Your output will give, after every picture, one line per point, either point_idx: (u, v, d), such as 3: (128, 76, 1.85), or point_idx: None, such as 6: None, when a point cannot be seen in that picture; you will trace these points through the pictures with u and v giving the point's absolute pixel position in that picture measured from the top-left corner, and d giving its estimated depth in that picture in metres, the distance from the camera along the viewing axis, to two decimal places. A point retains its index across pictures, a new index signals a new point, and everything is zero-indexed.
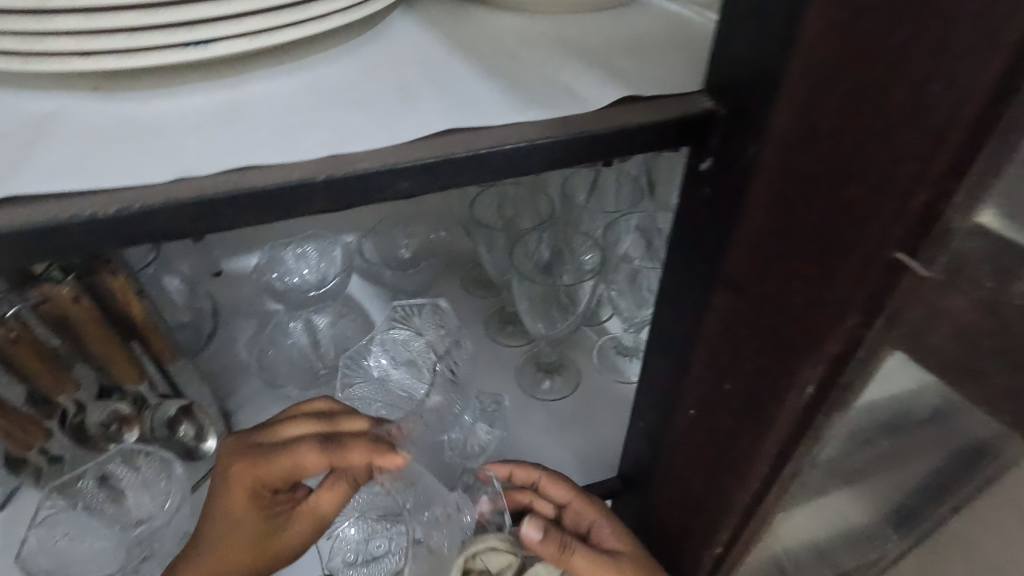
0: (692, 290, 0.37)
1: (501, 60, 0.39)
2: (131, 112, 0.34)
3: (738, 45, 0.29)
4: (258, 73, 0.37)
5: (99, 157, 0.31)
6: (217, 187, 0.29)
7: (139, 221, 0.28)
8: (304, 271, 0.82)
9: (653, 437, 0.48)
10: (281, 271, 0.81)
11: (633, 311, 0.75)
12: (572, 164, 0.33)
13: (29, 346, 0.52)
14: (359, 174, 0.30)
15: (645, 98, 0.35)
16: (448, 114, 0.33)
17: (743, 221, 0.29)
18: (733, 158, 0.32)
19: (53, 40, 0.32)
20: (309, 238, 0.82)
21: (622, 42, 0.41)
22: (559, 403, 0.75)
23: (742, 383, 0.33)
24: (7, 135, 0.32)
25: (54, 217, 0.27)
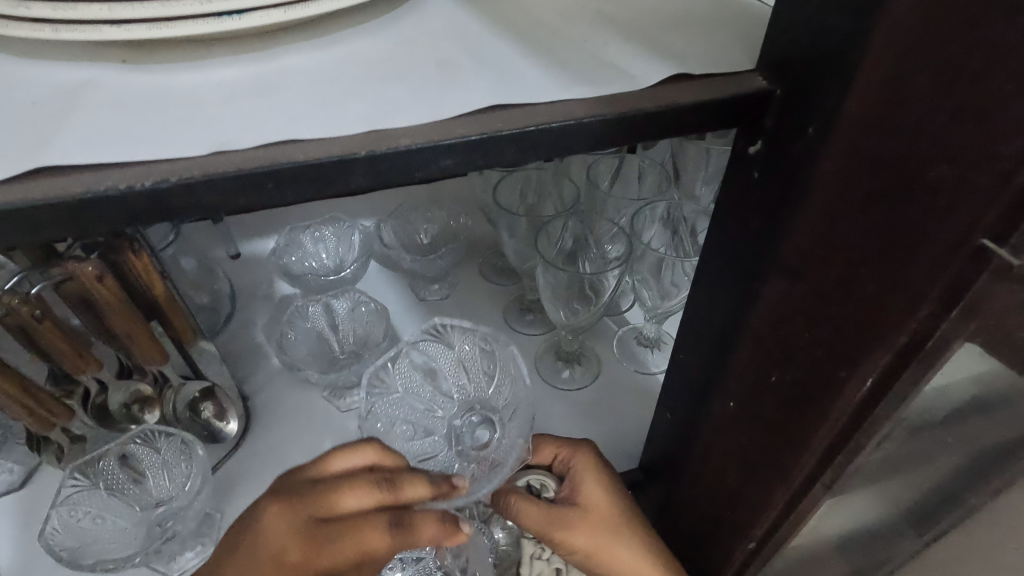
0: (739, 278, 0.36)
1: (543, 37, 0.38)
2: (163, 84, 0.33)
3: (805, 21, 0.27)
4: (292, 47, 0.36)
5: (133, 128, 0.30)
6: (256, 161, 0.27)
7: (176, 196, 0.27)
8: (322, 255, 0.82)
9: (685, 429, 0.47)
10: (300, 254, 0.81)
11: (658, 302, 0.72)
12: (620, 144, 0.32)
13: (53, 325, 0.50)
14: (402, 150, 0.29)
15: (697, 78, 0.33)
16: (491, 90, 0.32)
17: (808, 203, 0.29)
18: (791, 139, 0.30)
19: (86, 7, 0.30)
20: (327, 222, 0.82)
21: (665, 20, 0.40)
22: (580, 393, 0.74)
23: (795, 374, 0.32)
24: (39, 105, 0.31)
25: (88, 190, 0.26)
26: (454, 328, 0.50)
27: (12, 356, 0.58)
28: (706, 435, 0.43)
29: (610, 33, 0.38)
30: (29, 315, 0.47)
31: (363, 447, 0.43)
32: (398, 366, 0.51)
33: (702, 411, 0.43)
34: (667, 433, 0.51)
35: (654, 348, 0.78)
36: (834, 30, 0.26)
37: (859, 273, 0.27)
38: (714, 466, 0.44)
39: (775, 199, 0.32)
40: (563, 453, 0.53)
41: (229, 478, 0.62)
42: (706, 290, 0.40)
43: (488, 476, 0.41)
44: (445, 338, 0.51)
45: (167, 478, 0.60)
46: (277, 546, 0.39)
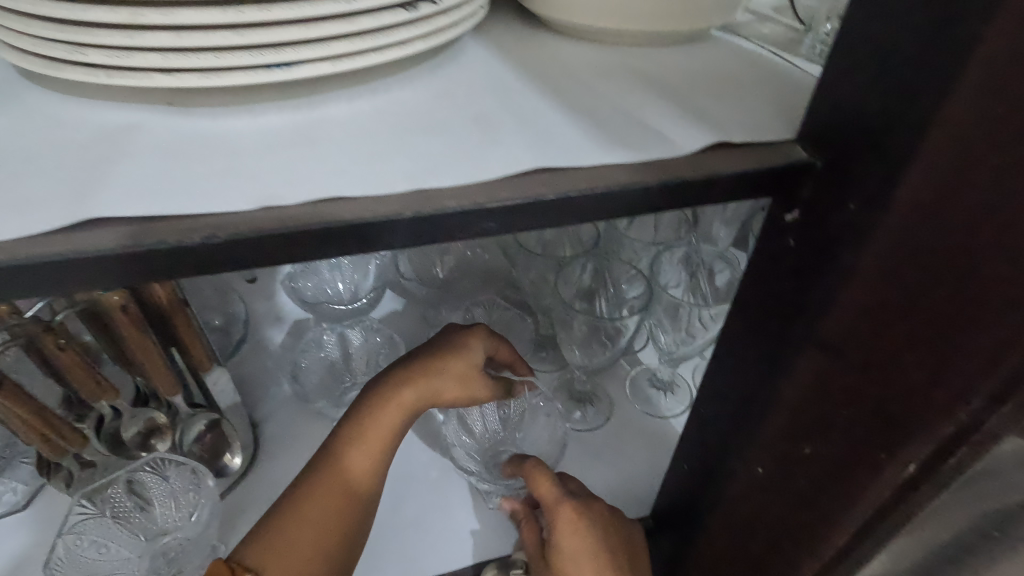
0: (770, 343, 0.36)
1: (587, 94, 0.38)
2: (207, 128, 0.34)
3: (846, 104, 0.28)
4: (335, 94, 0.37)
5: (181, 176, 0.30)
6: (305, 220, 0.27)
7: (225, 250, 0.27)
8: (338, 282, 0.82)
9: (706, 485, 0.47)
10: (316, 281, 0.81)
11: (675, 346, 0.72)
12: (660, 210, 0.32)
13: (73, 353, 0.49)
14: (447, 212, 0.29)
15: (738, 145, 0.34)
16: (535, 150, 0.32)
17: (851, 284, 0.29)
18: (826, 213, 0.31)
19: (141, 56, 0.31)
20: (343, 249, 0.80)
21: (699, 81, 0.41)
22: (592, 434, 0.72)
23: (827, 450, 0.32)
24: (90, 148, 0.32)
25: (137, 244, 0.26)
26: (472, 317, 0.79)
27: (26, 378, 0.58)
28: (728, 495, 0.43)
29: (652, 93, 0.39)
30: (54, 343, 0.47)
31: None
32: None
33: (725, 470, 0.43)
34: (683, 486, 0.51)
35: (668, 391, 0.78)
36: (885, 119, 0.27)
37: (900, 358, 0.27)
38: (737, 530, 0.43)
39: (811, 267, 0.32)
40: (556, 491, 0.52)
41: (234, 508, 0.60)
42: (733, 349, 0.41)
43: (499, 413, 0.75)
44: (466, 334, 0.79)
45: (174, 507, 0.58)
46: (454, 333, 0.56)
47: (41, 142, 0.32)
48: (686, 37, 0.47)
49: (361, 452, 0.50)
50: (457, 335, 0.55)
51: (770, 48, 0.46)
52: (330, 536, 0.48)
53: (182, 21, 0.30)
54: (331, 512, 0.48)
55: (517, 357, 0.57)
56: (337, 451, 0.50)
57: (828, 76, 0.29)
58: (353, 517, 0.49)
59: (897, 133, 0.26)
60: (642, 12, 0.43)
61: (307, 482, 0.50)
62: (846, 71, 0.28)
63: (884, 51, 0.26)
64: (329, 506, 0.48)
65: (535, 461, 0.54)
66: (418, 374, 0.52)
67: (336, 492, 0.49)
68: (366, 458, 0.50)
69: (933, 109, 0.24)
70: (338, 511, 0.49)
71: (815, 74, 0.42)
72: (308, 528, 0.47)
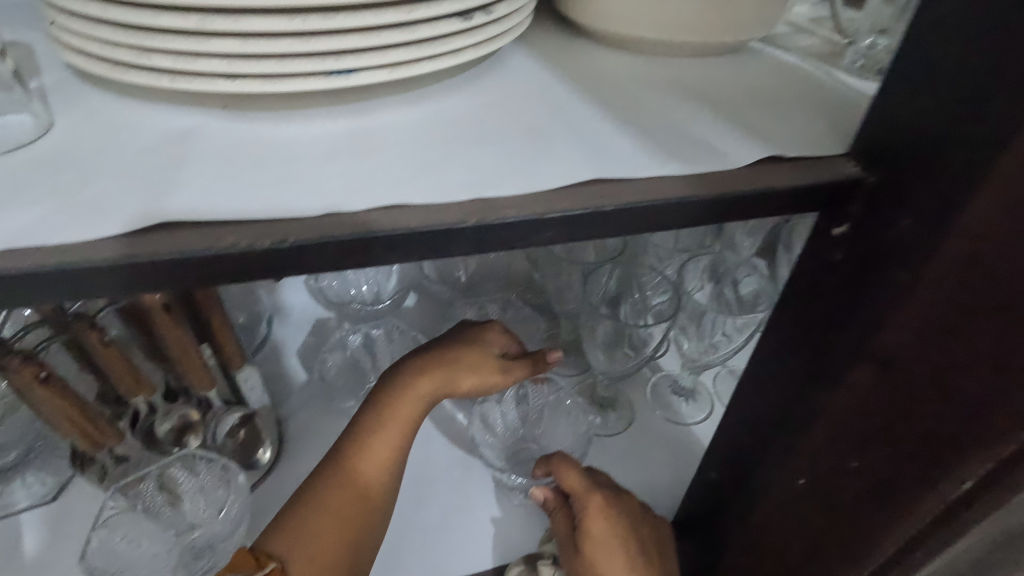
0: (817, 355, 0.37)
1: (633, 105, 0.39)
2: (265, 134, 0.35)
3: (907, 125, 0.29)
4: (386, 101, 0.38)
5: (245, 181, 0.30)
6: (369, 227, 0.28)
7: (292, 256, 0.28)
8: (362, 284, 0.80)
9: (738, 494, 0.47)
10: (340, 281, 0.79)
11: (699, 355, 0.75)
12: (712, 222, 0.32)
13: (117, 350, 0.49)
14: (507, 221, 0.29)
15: (790, 159, 0.34)
16: (589, 161, 0.32)
17: (912, 301, 0.30)
18: (881, 230, 0.32)
19: (205, 62, 0.32)
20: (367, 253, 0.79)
21: (743, 93, 0.41)
22: (613, 440, 0.72)
23: (878, 461, 0.33)
24: (153, 150, 0.33)
25: (210, 247, 0.27)
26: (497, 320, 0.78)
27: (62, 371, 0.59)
28: (764, 505, 0.43)
29: (698, 105, 0.39)
30: (98, 340, 0.47)
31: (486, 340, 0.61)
32: None
33: (761, 481, 0.43)
34: (712, 495, 0.51)
35: (689, 398, 0.78)
36: (948, 137, 0.27)
37: (965, 373, 0.27)
38: (772, 540, 0.43)
39: (864, 282, 0.33)
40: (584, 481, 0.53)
41: (261, 505, 0.61)
42: (771, 359, 0.41)
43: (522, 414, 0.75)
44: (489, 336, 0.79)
45: (203, 503, 0.59)
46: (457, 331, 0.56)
47: (104, 144, 0.33)
48: (726, 49, 0.48)
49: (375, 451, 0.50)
50: (459, 333, 0.54)
51: (810, 61, 0.47)
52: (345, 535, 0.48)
53: (249, 28, 0.30)
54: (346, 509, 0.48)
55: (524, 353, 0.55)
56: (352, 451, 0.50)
57: (887, 94, 0.30)
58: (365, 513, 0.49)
59: (965, 155, 0.26)
60: (685, 23, 0.44)
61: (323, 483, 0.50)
62: (908, 91, 0.28)
63: (951, 72, 0.26)
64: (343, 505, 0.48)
65: (562, 455, 0.55)
66: (417, 372, 0.51)
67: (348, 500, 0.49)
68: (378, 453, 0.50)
69: (1004, 135, 0.25)
70: (355, 505, 0.49)
71: (858, 89, 0.42)
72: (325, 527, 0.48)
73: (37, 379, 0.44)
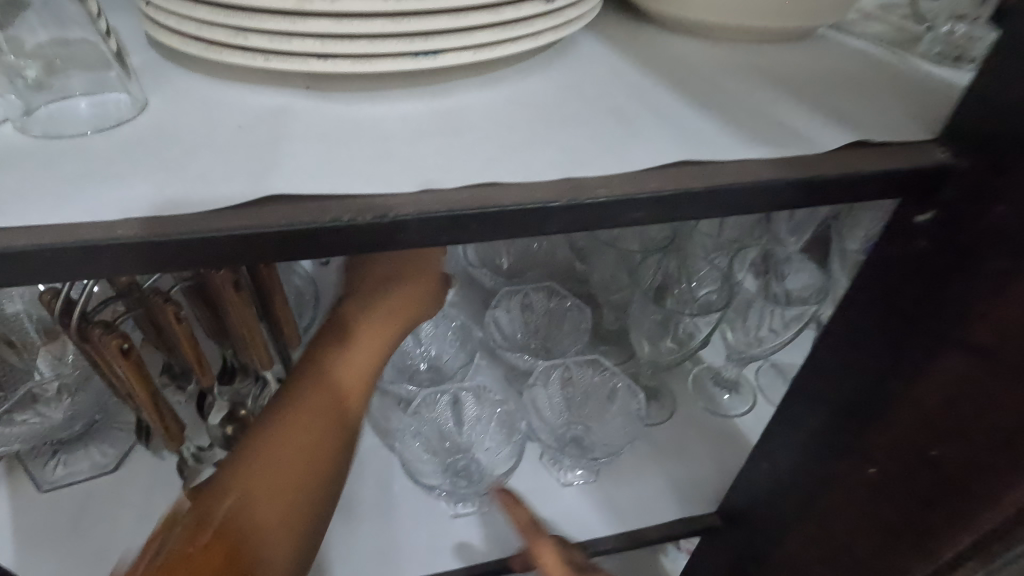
0: (898, 346, 0.36)
1: (709, 90, 0.38)
2: (351, 113, 0.35)
3: (998, 114, 0.30)
4: (464, 85, 0.38)
5: (340, 160, 0.31)
6: (465, 204, 0.29)
7: (393, 231, 0.29)
8: None
9: (797, 480, 0.47)
10: None
11: (749, 346, 0.73)
12: (799, 205, 0.32)
13: (189, 327, 0.50)
14: (600, 202, 0.29)
15: (878, 144, 0.34)
16: (676, 144, 0.33)
17: (1006, 291, 0.29)
18: (971, 215, 0.31)
19: (301, 41, 0.32)
20: None
21: (820, 79, 0.41)
22: (656, 429, 0.71)
23: (961, 455, 0.32)
24: (247, 129, 0.34)
25: (314, 221, 0.28)
26: (540, 303, 0.78)
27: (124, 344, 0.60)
28: (829, 490, 0.43)
29: (777, 90, 0.39)
30: (174, 315, 0.49)
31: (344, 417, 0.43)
32: (512, 346, 0.75)
33: (827, 467, 0.43)
34: (769, 485, 0.50)
35: (732, 391, 0.76)
36: None
37: None
38: (842, 529, 0.43)
39: (949, 271, 0.33)
40: None
41: None
42: (842, 346, 0.41)
43: (569, 399, 0.74)
44: (530, 319, 0.79)
45: None
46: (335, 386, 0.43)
47: (201, 122, 0.34)
48: (797, 35, 0.47)
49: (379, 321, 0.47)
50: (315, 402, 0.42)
51: (884, 49, 0.46)
52: (307, 485, 0.40)
53: (345, 9, 0.31)
54: (328, 419, 0.42)
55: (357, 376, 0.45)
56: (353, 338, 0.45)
57: (976, 82, 0.30)
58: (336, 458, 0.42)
59: None
60: (760, 7, 0.43)
61: (278, 421, 0.41)
62: (1004, 78, 0.29)
63: None
64: (307, 435, 0.41)
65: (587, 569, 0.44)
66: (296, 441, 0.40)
67: (285, 443, 0.40)
68: (404, 317, 0.48)
69: None
70: (386, 340, 0.47)
71: (939, 76, 0.41)
72: (288, 454, 0.40)
73: (120, 351, 0.45)
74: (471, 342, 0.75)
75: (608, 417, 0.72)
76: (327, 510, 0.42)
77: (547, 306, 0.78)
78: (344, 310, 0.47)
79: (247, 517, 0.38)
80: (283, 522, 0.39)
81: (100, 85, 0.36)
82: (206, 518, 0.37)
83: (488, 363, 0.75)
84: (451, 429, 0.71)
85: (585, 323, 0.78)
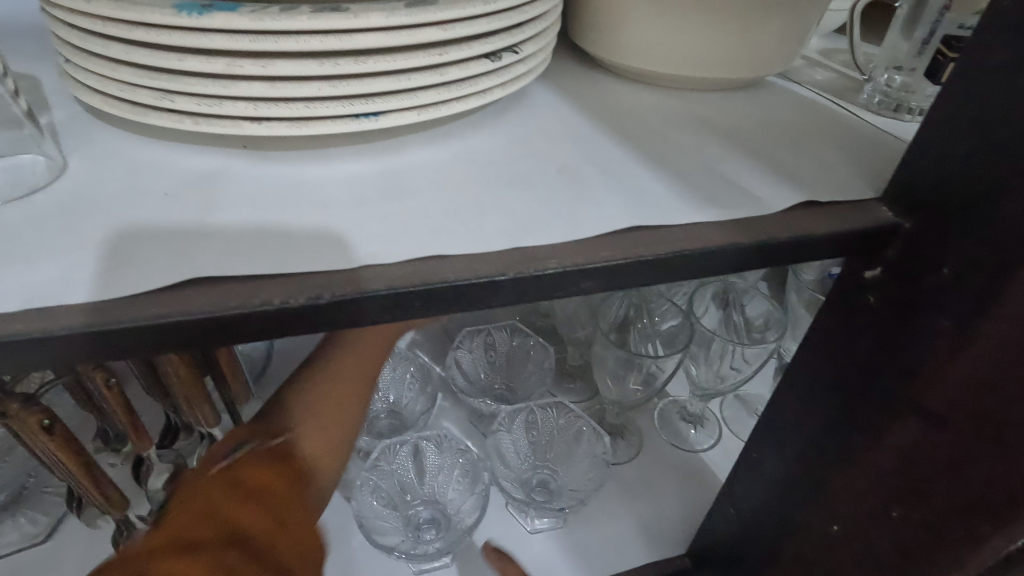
0: (855, 401, 0.36)
1: (659, 146, 0.38)
2: (288, 175, 0.34)
3: (934, 178, 0.30)
4: (410, 142, 0.37)
5: (274, 232, 0.30)
6: (410, 279, 0.27)
7: (331, 311, 0.27)
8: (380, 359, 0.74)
9: (762, 527, 0.46)
10: None
11: (713, 383, 0.72)
12: (752, 267, 0.32)
13: (120, 393, 0.47)
14: (549, 273, 0.28)
15: (825, 203, 0.34)
16: (627, 208, 0.32)
17: (959, 356, 0.30)
18: (916, 276, 0.32)
19: (232, 105, 0.31)
20: None
21: (769, 132, 0.41)
22: (623, 467, 0.69)
23: (921, 514, 0.32)
24: (175, 195, 0.32)
25: (241, 305, 0.26)
26: (503, 341, 0.77)
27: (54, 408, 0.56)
28: (793, 539, 0.43)
29: (726, 145, 0.39)
30: (103, 383, 0.45)
31: (353, 384, 0.51)
32: (475, 388, 0.73)
33: (790, 516, 0.43)
34: (733, 531, 0.50)
35: (698, 425, 0.76)
36: (994, 185, 0.27)
37: None
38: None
39: (900, 329, 0.33)
40: None
41: None
42: (800, 398, 0.40)
43: (534, 441, 0.72)
44: (494, 361, 0.77)
45: None
46: (351, 357, 0.51)
47: (124, 188, 0.32)
48: (743, 84, 0.47)
49: (365, 350, 0.52)
50: (342, 373, 0.51)
51: (827, 97, 0.47)
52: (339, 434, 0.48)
53: (278, 73, 0.29)
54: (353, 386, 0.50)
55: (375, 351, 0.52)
56: (332, 368, 0.51)
57: (913, 145, 0.31)
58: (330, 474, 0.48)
59: (993, 208, 0.27)
60: (706, 59, 0.44)
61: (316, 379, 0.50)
62: (939, 144, 0.29)
63: (972, 130, 0.28)
64: (315, 448, 0.47)
65: None
66: (331, 398, 0.49)
67: (270, 456, 0.43)
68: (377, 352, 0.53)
69: None
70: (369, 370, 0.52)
71: (880, 128, 0.42)
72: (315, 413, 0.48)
73: (40, 428, 0.41)
74: (432, 384, 0.73)
75: (574, 460, 0.71)
76: (308, 518, 0.41)
77: (510, 345, 0.77)
78: (336, 351, 0.52)
79: (211, 495, 0.38)
80: (242, 503, 0.38)
81: (11, 146, 0.33)
82: (192, 501, 0.37)
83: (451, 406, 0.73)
84: (411, 480, 0.68)
85: (548, 364, 0.75)
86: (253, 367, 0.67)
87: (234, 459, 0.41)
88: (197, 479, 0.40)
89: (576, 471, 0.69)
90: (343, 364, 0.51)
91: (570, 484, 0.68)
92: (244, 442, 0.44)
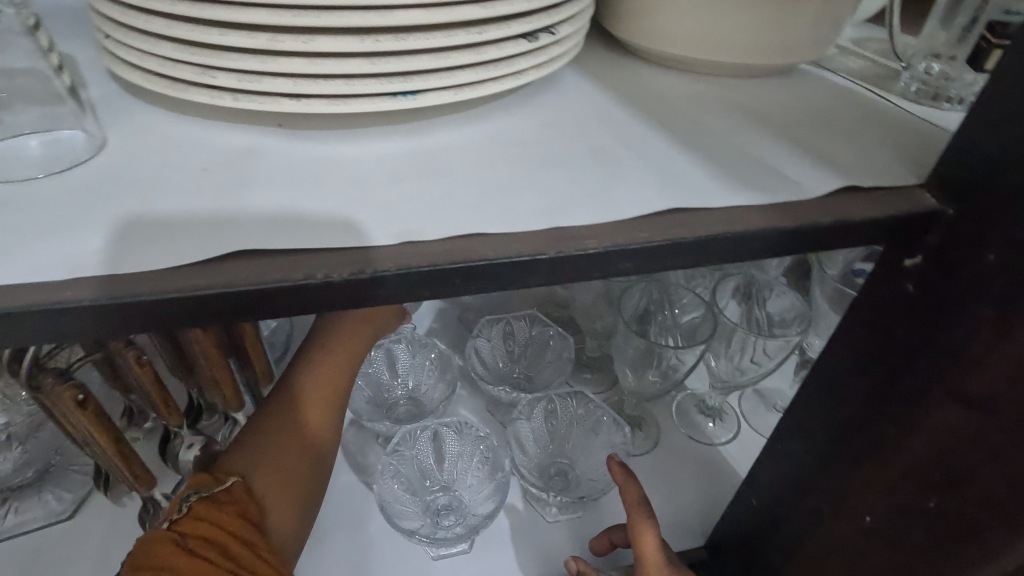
0: (891, 390, 0.36)
1: (695, 130, 0.38)
2: (323, 153, 0.34)
3: (981, 164, 0.29)
4: (443, 122, 0.37)
5: (311, 208, 0.30)
6: (448, 257, 0.27)
7: (370, 287, 0.27)
8: (400, 346, 0.74)
9: (785, 518, 0.46)
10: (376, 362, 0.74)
11: (733, 377, 0.71)
12: (790, 252, 0.32)
13: (151, 369, 0.47)
14: (586, 254, 0.28)
15: (864, 189, 0.34)
16: (664, 191, 0.32)
17: (1003, 345, 0.29)
18: (959, 262, 0.31)
19: (271, 81, 0.31)
20: (403, 337, 0.74)
21: (806, 118, 0.40)
22: (641, 459, 0.69)
23: (958, 505, 0.32)
24: (213, 171, 0.32)
25: (282, 279, 0.26)
26: (522, 330, 0.77)
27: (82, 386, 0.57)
28: (818, 530, 0.43)
29: (761, 130, 0.38)
30: (134, 359, 0.46)
31: (325, 397, 0.51)
32: (493, 376, 0.73)
33: (815, 507, 0.43)
34: (755, 521, 0.49)
35: (716, 418, 0.75)
36: None
37: None
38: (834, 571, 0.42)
39: (939, 318, 0.32)
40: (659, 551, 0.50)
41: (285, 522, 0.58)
42: (833, 386, 0.40)
43: (551, 430, 0.72)
44: (513, 349, 0.77)
45: None
46: (320, 368, 0.52)
47: (161, 163, 0.32)
48: (777, 70, 0.47)
49: (337, 363, 0.52)
50: (313, 388, 0.51)
51: (863, 85, 0.46)
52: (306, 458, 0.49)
53: (318, 48, 0.29)
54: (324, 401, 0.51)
55: (350, 353, 0.54)
56: (305, 387, 0.51)
57: (959, 130, 0.30)
58: (310, 495, 0.48)
59: None
60: (741, 44, 0.43)
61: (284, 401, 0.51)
62: (988, 128, 0.29)
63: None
64: (283, 475, 0.47)
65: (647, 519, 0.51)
66: (302, 418, 0.50)
67: (223, 496, 0.42)
68: (343, 371, 0.52)
69: None
70: (336, 390, 0.52)
71: (919, 115, 0.41)
72: (281, 440, 0.48)
73: (74, 402, 0.42)
74: (450, 372, 0.73)
75: (591, 449, 0.71)
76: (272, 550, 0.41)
77: (529, 334, 0.77)
78: (303, 364, 0.52)
79: (164, 559, 0.37)
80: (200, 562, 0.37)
81: (51, 120, 0.34)
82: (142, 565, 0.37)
83: (470, 394, 0.73)
84: (430, 466, 0.68)
85: (567, 354, 0.75)
86: (273, 351, 0.67)
87: (180, 513, 0.40)
88: (149, 535, 0.39)
89: (594, 461, 0.69)
90: (314, 384, 0.51)
91: (587, 474, 0.68)
92: (199, 487, 0.42)
